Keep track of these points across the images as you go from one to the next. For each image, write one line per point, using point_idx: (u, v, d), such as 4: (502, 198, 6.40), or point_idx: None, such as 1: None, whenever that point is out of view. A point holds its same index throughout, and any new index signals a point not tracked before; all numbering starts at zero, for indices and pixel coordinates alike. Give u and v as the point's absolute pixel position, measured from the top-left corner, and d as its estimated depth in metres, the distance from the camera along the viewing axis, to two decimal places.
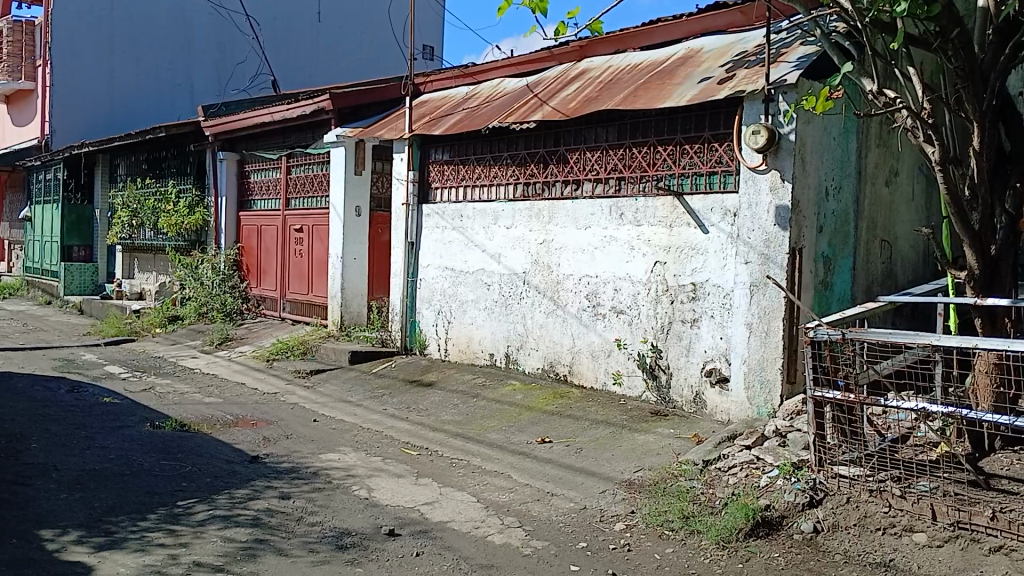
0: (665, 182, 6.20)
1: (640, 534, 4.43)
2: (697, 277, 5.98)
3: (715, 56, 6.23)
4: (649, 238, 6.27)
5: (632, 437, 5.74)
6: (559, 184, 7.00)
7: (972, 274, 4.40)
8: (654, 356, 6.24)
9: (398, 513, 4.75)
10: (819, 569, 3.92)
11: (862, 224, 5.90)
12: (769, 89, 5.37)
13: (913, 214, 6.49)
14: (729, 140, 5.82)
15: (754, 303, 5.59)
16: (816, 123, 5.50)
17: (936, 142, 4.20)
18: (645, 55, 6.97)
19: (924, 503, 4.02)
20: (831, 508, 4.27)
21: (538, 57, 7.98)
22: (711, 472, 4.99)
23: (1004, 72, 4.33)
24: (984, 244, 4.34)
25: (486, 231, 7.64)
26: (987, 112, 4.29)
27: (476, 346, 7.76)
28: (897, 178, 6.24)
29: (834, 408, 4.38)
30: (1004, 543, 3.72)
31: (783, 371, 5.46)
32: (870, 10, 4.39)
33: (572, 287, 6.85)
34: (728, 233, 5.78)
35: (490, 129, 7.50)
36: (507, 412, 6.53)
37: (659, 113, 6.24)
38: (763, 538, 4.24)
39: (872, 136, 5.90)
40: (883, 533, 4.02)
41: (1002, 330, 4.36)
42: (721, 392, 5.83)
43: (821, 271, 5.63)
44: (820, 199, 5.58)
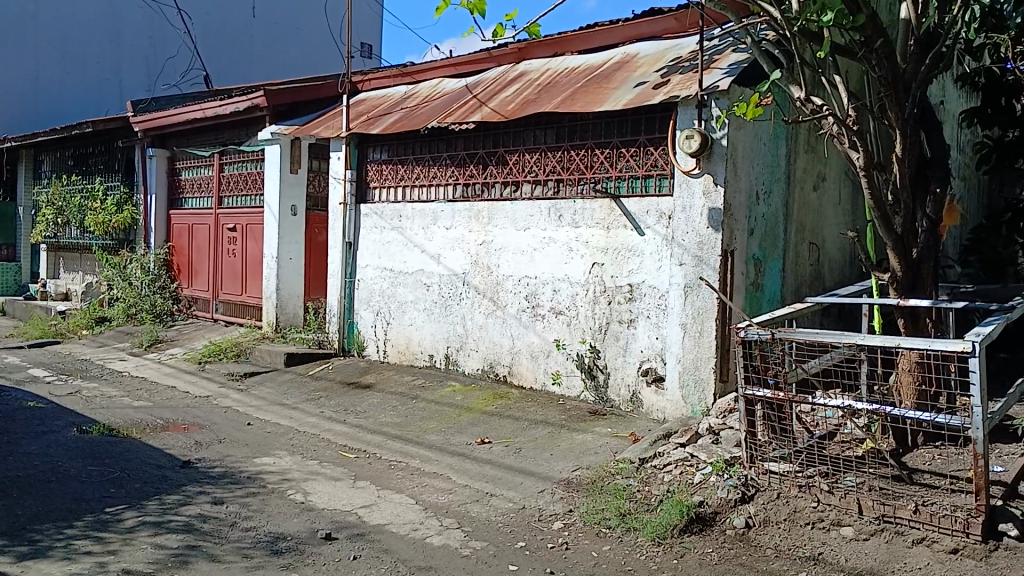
0: (602, 184, 6.27)
1: (577, 533, 4.47)
2: (633, 278, 6.07)
3: (650, 61, 6.35)
4: (587, 240, 6.34)
5: (571, 436, 5.80)
6: (498, 186, 7.02)
7: (895, 276, 4.57)
8: (592, 357, 6.31)
9: (335, 517, 4.69)
10: (751, 563, 4.03)
11: (791, 228, 6.09)
12: (702, 94, 5.49)
13: (839, 218, 6.72)
14: (664, 144, 5.93)
15: (687, 304, 5.71)
16: (747, 129, 5.64)
17: (860, 149, 4.37)
18: (582, 59, 7.05)
19: (850, 498, 4.15)
20: (762, 503, 4.40)
21: (476, 58, 7.98)
22: (647, 469, 5.08)
23: (927, 81, 4.52)
24: (905, 246, 4.52)
25: (425, 232, 7.60)
26: (909, 120, 4.48)
27: (415, 347, 7.72)
28: (824, 182, 6.45)
29: (765, 406, 4.51)
30: (925, 535, 3.87)
31: (716, 370, 5.58)
32: (798, 19, 4.54)
33: (511, 288, 6.87)
34: (663, 235, 5.89)
35: (428, 129, 7.47)
36: (446, 414, 6.51)
37: (596, 117, 6.32)
38: (697, 534, 4.33)
39: (801, 142, 6.09)
40: (812, 527, 4.16)
41: (924, 331, 4.55)
42: (657, 391, 5.94)
43: (752, 273, 5.79)
44: (751, 203, 5.72)
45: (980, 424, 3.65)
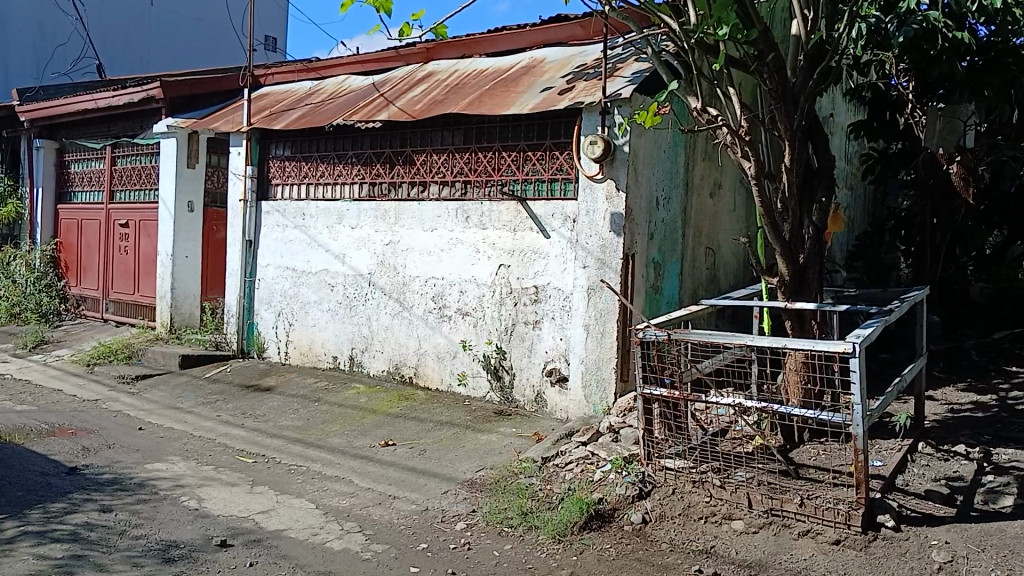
0: (509, 187, 6.33)
1: (479, 533, 4.49)
2: (538, 280, 6.15)
3: (556, 67, 6.46)
4: (494, 241, 6.38)
5: (476, 437, 5.82)
6: (405, 186, 6.97)
7: (783, 280, 4.79)
8: (497, 358, 6.36)
9: (231, 523, 4.56)
10: (647, 557, 4.13)
11: (689, 232, 6.30)
12: (606, 101, 5.62)
13: (734, 224, 7.00)
14: (569, 149, 6.03)
15: (590, 306, 5.83)
16: (648, 137, 5.79)
17: (752, 159, 4.57)
18: (490, 61, 7.10)
19: (741, 492, 4.31)
20: (659, 499, 4.54)
21: (384, 56, 7.92)
22: (549, 468, 5.15)
23: (815, 95, 4.74)
24: (793, 251, 4.75)
25: (330, 231, 7.48)
26: (798, 132, 4.70)
27: (318, 349, 7.58)
28: (720, 189, 6.70)
29: (661, 405, 4.62)
30: (810, 528, 4.05)
31: (616, 370, 5.71)
32: (695, 32, 4.70)
33: (417, 289, 6.84)
34: (567, 238, 5.99)
35: (333, 127, 7.36)
36: (350, 416, 6.43)
37: (503, 120, 6.37)
38: (597, 530, 4.42)
39: (698, 150, 6.32)
40: (705, 521, 4.30)
41: (809, 333, 4.79)
42: (560, 391, 6.03)
43: (652, 276, 5.95)
44: (652, 209, 5.88)
45: (860, 421, 3.87)
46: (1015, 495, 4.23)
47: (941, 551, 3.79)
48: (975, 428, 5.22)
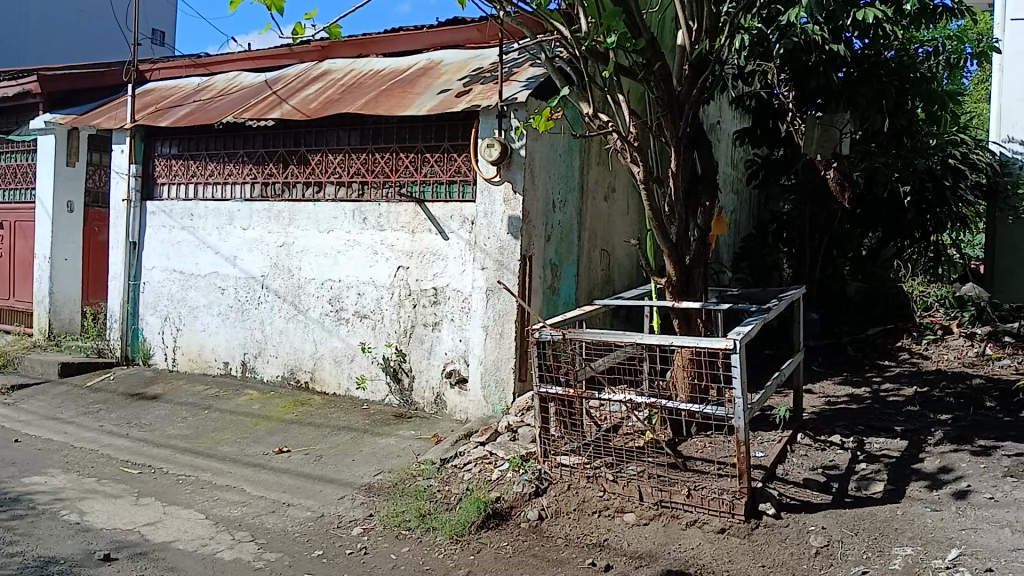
0: (407, 188, 6.31)
1: (376, 537, 4.46)
2: (437, 282, 6.17)
3: (453, 69, 6.49)
4: (391, 243, 6.35)
5: (374, 441, 5.77)
6: (299, 186, 6.84)
7: (670, 280, 4.98)
8: (397, 360, 6.33)
9: (115, 536, 4.37)
10: (543, 553, 4.19)
11: (584, 234, 6.45)
12: (502, 105, 5.69)
13: (627, 227, 7.22)
14: (466, 151, 6.07)
15: (489, 307, 5.87)
16: (544, 140, 5.88)
17: (640, 163, 4.74)
18: (387, 62, 7.07)
19: (632, 486, 4.46)
20: (555, 495, 4.63)
21: (277, 53, 7.76)
22: (447, 469, 5.17)
23: (699, 103, 4.93)
24: (680, 253, 4.95)
25: (220, 232, 7.25)
26: (683, 138, 4.88)
27: (208, 355, 7.34)
28: (614, 193, 6.89)
29: (557, 403, 4.73)
30: (698, 517, 4.21)
31: (515, 370, 5.79)
32: (586, 39, 4.84)
33: (313, 291, 6.72)
34: (466, 240, 6.03)
35: (223, 125, 7.14)
36: (242, 423, 6.26)
37: (401, 120, 6.35)
38: (494, 528, 4.46)
39: (593, 155, 6.48)
40: (598, 515, 4.42)
41: (695, 330, 5.01)
42: (460, 393, 6.07)
43: (549, 277, 6.06)
44: (548, 211, 5.98)
45: (741, 414, 4.08)
46: (884, 482, 4.45)
47: (818, 536, 3.95)
48: (849, 420, 5.54)
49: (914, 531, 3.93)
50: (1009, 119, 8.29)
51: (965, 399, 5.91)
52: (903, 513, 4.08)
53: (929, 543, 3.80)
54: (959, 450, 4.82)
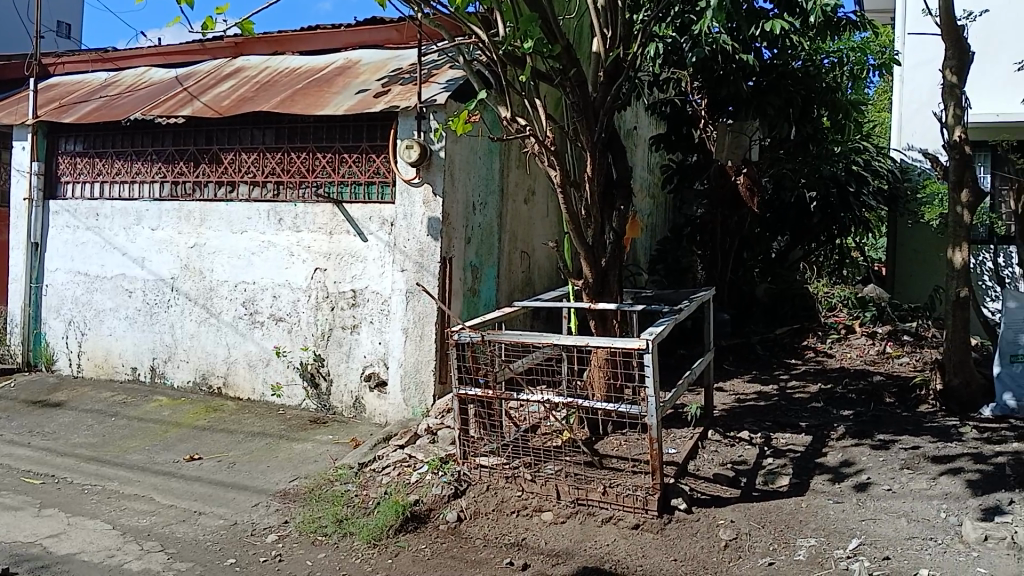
0: (324, 189, 6.22)
1: (292, 543, 4.37)
2: (355, 284, 6.09)
3: (371, 69, 6.45)
4: (308, 245, 6.24)
5: (289, 447, 5.67)
6: (212, 185, 6.65)
7: (587, 282, 5.06)
8: (314, 364, 6.24)
9: (14, 550, 4.16)
10: (461, 555, 4.17)
11: (505, 237, 6.49)
12: (421, 107, 5.67)
13: (547, 230, 7.30)
14: (385, 152, 6.02)
15: (409, 309, 5.84)
16: (464, 142, 5.89)
17: (557, 167, 4.81)
18: (304, 60, 6.95)
19: (550, 485, 4.50)
20: (473, 496, 4.62)
21: (189, 49, 7.54)
22: (365, 473, 5.11)
23: (614, 110, 5.03)
24: (596, 256, 5.04)
25: (128, 232, 6.98)
26: (598, 143, 4.96)
27: (115, 360, 7.06)
28: (533, 196, 6.96)
29: (476, 405, 4.78)
30: (612, 514, 4.25)
31: (435, 372, 5.77)
32: (503, 44, 4.88)
33: (226, 294, 6.54)
34: (385, 242, 5.98)
35: (132, 122, 6.89)
36: (151, 431, 6.04)
37: (317, 120, 6.25)
38: (412, 532, 4.42)
39: (512, 158, 6.53)
40: (516, 515, 4.43)
41: (611, 330, 5.07)
42: (379, 396, 6.02)
43: (469, 279, 6.08)
44: (468, 213, 6.00)
45: (654, 411, 4.18)
46: (789, 475, 4.61)
47: (726, 529, 4.01)
48: (757, 416, 5.75)
49: (817, 522, 4.03)
50: (908, 129, 8.50)
51: (865, 395, 6.22)
52: (807, 505, 4.20)
53: (831, 534, 3.90)
54: (859, 445, 5.04)
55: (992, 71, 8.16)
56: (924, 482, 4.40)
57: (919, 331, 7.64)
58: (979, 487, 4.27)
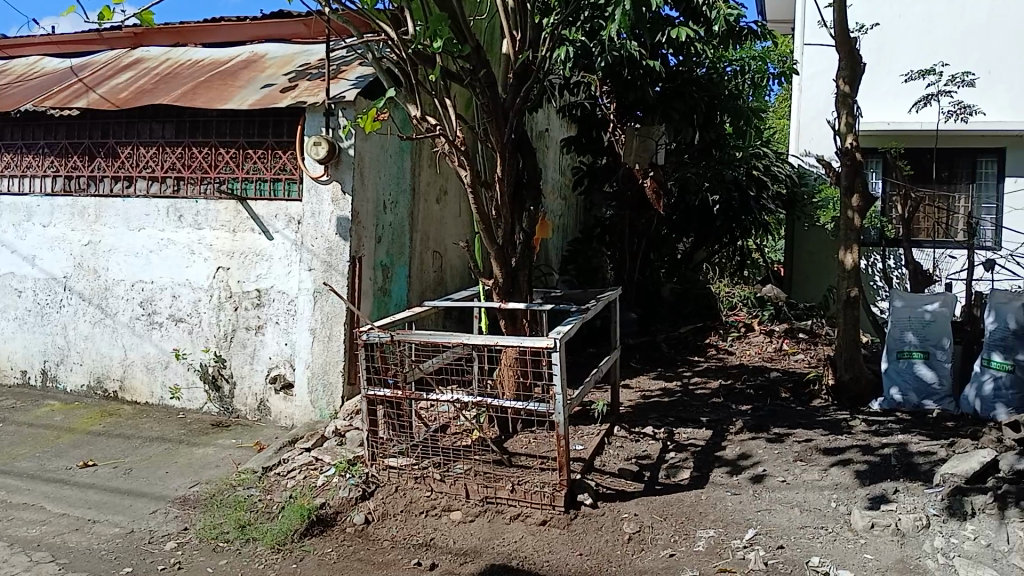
0: (228, 185, 6.03)
1: (191, 551, 4.21)
2: (261, 284, 5.94)
3: (278, 64, 6.30)
4: (211, 243, 6.05)
5: (190, 452, 5.47)
6: (107, 181, 6.35)
7: (497, 281, 5.09)
8: (217, 366, 6.05)
9: None
10: (368, 557, 4.10)
11: (416, 236, 6.45)
12: (329, 103, 5.57)
13: (459, 229, 7.29)
14: (292, 149, 5.88)
15: (316, 309, 5.73)
16: (374, 140, 5.81)
17: (467, 167, 4.82)
18: (207, 53, 6.73)
19: (459, 484, 4.47)
20: (382, 498, 4.55)
21: (84, 38, 7.19)
22: (270, 477, 4.99)
23: (523, 112, 5.07)
24: (505, 255, 5.07)
25: (17, 229, 6.63)
26: (508, 144, 4.99)
27: (5, 364, 6.72)
28: (446, 196, 6.95)
29: (385, 406, 4.71)
30: (520, 511, 4.26)
31: (343, 373, 5.68)
32: (413, 42, 4.85)
33: (123, 294, 6.28)
34: (291, 240, 5.84)
35: (20, 113, 6.52)
36: (41, 437, 5.72)
37: (221, 114, 6.05)
38: (318, 535, 4.32)
39: (424, 156, 6.49)
40: (425, 515, 4.39)
41: (521, 330, 5.09)
42: (285, 398, 5.90)
43: (380, 279, 6.01)
44: (378, 213, 5.93)
45: (561, 409, 4.21)
46: (690, 468, 4.76)
47: (630, 523, 4.07)
48: (661, 412, 5.92)
49: (715, 513, 4.14)
50: (806, 134, 8.90)
51: (762, 390, 6.49)
52: (707, 497, 4.32)
53: (729, 525, 4.01)
54: (756, 438, 5.25)
55: (881, 83, 8.65)
56: (816, 473, 4.61)
57: (814, 330, 8.09)
58: (866, 476, 4.50)
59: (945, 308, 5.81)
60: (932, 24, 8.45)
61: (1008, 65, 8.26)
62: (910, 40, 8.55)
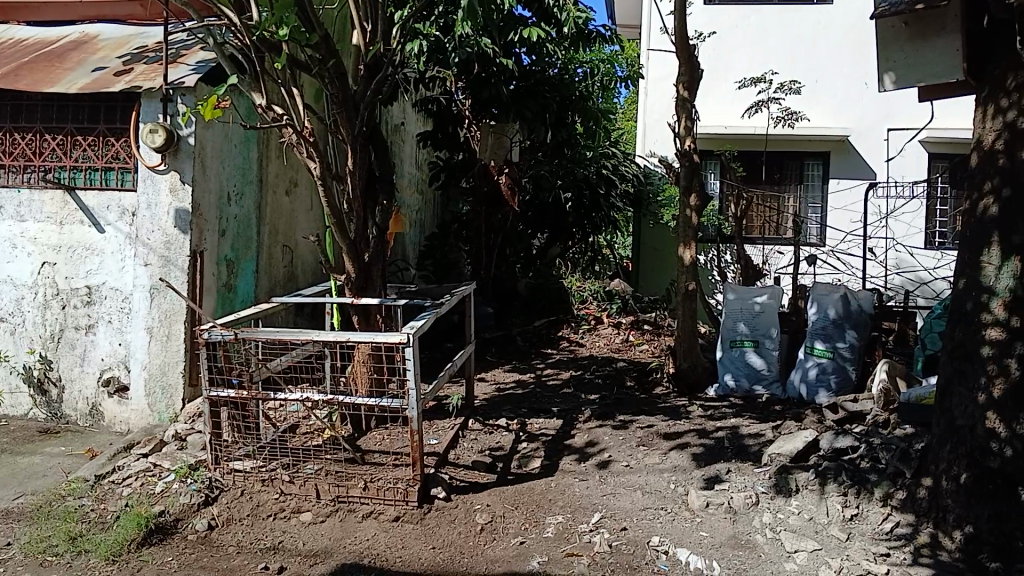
0: (54, 174, 5.57)
1: (14, 567, 3.85)
2: (91, 280, 5.54)
3: (112, 46, 5.85)
4: (34, 236, 5.60)
5: (13, 461, 5.01)
6: None
7: (349, 277, 4.98)
8: (42, 369, 5.63)
9: None
10: (213, 564, 3.86)
11: (264, 229, 6.20)
12: (167, 88, 5.27)
13: (310, 222, 7.09)
14: (126, 136, 5.50)
15: (153, 307, 5.40)
16: (216, 129, 5.54)
17: (315, 158, 4.69)
18: (31, 32, 6.18)
19: (309, 484, 4.33)
20: (227, 503, 4.34)
21: None
22: (103, 486, 4.64)
23: (375, 104, 5.02)
24: (358, 250, 4.98)
25: None
26: (359, 137, 4.92)
27: None
28: (295, 188, 6.74)
29: (229, 407, 4.52)
30: (373, 509, 4.17)
31: (183, 375, 5.39)
32: (257, 28, 4.64)
33: None
34: (126, 233, 5.48)
35: None
36: None
37: (45, 97, 5.57)
38: (158, 544, 4.04)
39: (272, 147, 6.26)
40: (273, 518, 4.22)
41: (374, 325, 5.01)
42: (119, 402, 5.53)
43: (223, 274, 5.73)
44: (222, 205, 5.67)
45: (414, 404, 4.15)
46: (541, 458, 4.89)
47: (483, 513, 4.10)
48: (514, 404, 6.05)
49: (563, 500, 4.26)
50: (651, 136, 9.30)
51: (609, 380, 6.79)
52: (556, 484, 4.45)
53: (576, 510, 4.14)
54: (603, 425, 5.47)
55: (718, 88, 9.23)
56: (656, 457, 4.87)
57: (658, 321, 8.48)
58: (702, 458, 4.79)
59: (771, 300, 6.30)
60: (765, 35, 9.12)
61: (829, 77, 9.02)
62: (744, 50, 9.17)
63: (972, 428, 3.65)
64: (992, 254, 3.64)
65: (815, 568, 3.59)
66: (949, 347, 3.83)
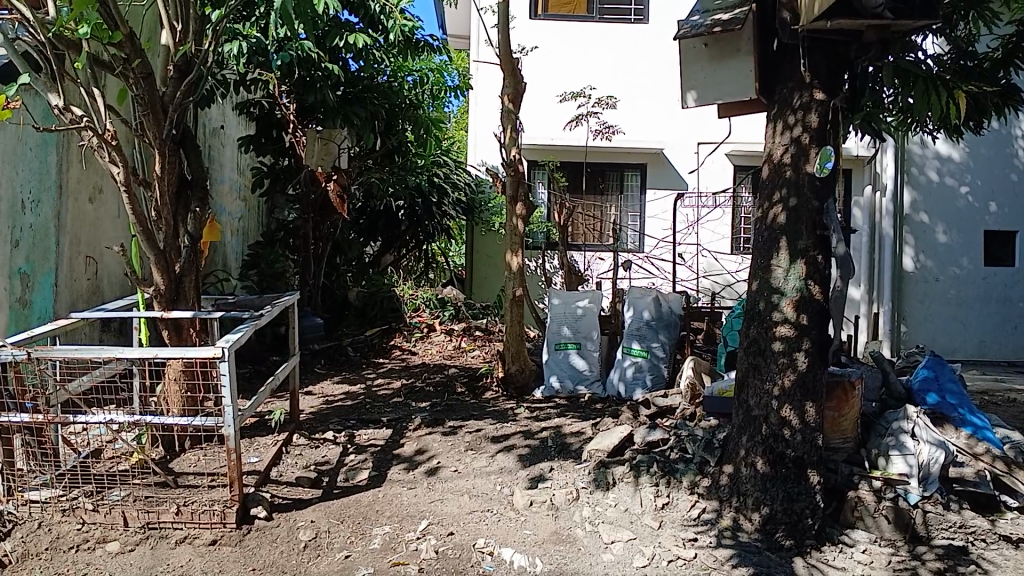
0: None
1: None
2: None
3: None
4: None
5: None
6: None
7: (158, 289, 4.69)
8: None
9: None
10: None
11: (64, 239, 5.71)
12: None
13: (117, 230, 6.60)
14: None
15: None
16: (6, 132, 5.12)
17: (119, 163, 4.42)
18: None
19: (115, 512, 3.99)
20: (21, 537, 3.86)
21: None
22: None
23: (185, 106, 4.75)
24: (168, 261, 4.72)
25: None
26: (168, 141, 4.65)
27: None
28: (99, 195, 6.26)
29: (23, 433, 4.06)
30: (186, 534, 3.91)
31: None
32: (53, 25, 4.28)
33: None
34: None
35: None
36: None
37: None
38: None
39: (72, 152, 5.80)
40: (75, 550, 3.80)
41: (188, 341, 4.75)
42: None
43: (17, 288, 5.25)
44: (15, 213, 5.21)
45: (231, 422, 3.86)
46: (369, 469, 4.83)
47: (306, 531, 3.97)
48: (342, 416, 5.95)
49: (392, 510, 4.24)
50: (480, 147, 9.59)
51: (440, 387, 6.82)
52: (384, 495, 4.42)
53: (403, 519, 4.13)
54: (431, 433, 5.49)
55: (541, 101, 9.59)
56: (484, 460, 4.97)
57: (488, 327, 8.74)
58: (526, 459, 4.94)
59: (593, 304, 6.63)
60: (587, 51, 9.56)
61: (646, 93, 9.59)
62: (568, 65, 9.59)
63: (766, 417, 4.01)
64: (781, 258, 4.00)
65: (630, 557, 3.78)
66: (745, 344, 4.16)
